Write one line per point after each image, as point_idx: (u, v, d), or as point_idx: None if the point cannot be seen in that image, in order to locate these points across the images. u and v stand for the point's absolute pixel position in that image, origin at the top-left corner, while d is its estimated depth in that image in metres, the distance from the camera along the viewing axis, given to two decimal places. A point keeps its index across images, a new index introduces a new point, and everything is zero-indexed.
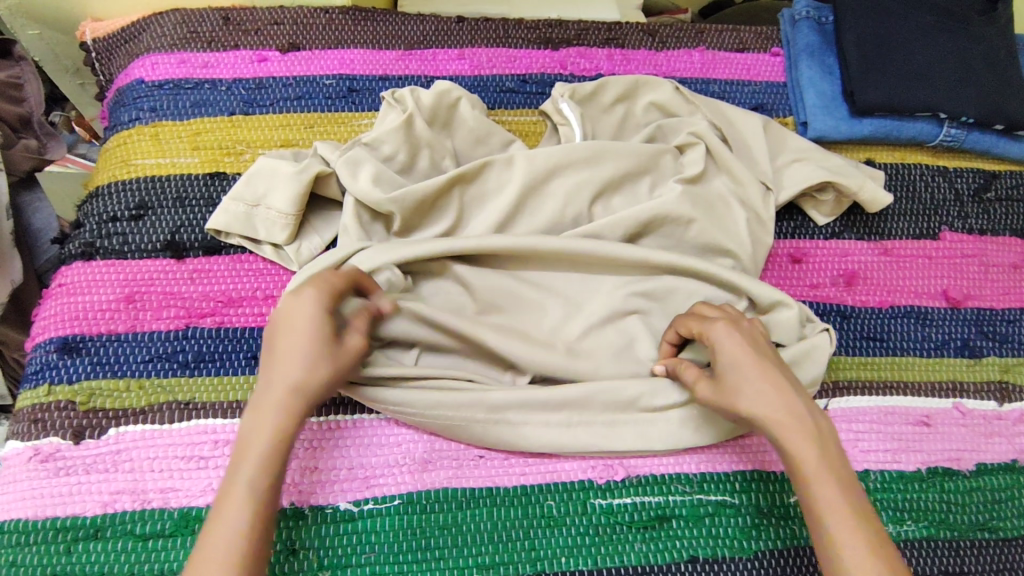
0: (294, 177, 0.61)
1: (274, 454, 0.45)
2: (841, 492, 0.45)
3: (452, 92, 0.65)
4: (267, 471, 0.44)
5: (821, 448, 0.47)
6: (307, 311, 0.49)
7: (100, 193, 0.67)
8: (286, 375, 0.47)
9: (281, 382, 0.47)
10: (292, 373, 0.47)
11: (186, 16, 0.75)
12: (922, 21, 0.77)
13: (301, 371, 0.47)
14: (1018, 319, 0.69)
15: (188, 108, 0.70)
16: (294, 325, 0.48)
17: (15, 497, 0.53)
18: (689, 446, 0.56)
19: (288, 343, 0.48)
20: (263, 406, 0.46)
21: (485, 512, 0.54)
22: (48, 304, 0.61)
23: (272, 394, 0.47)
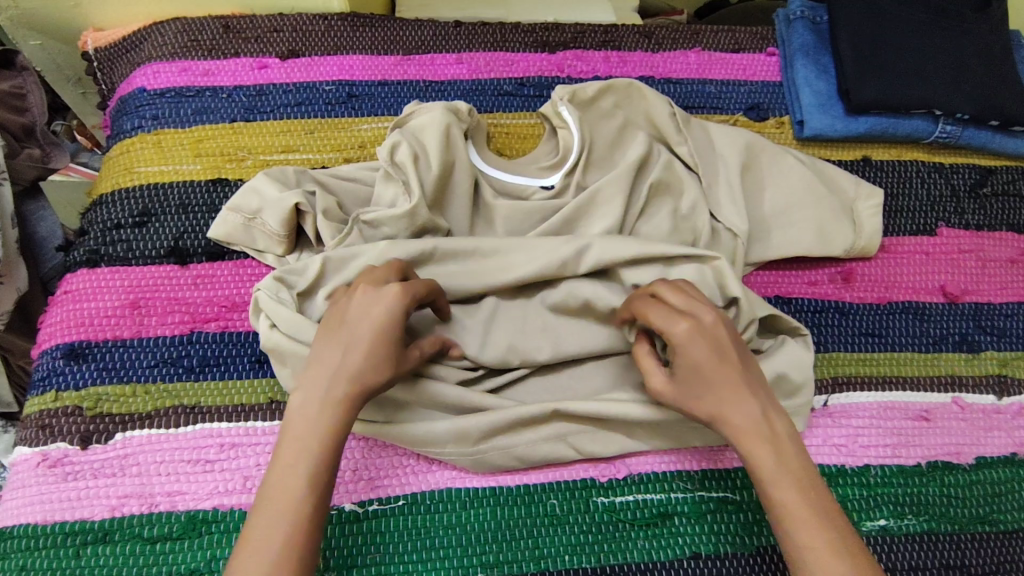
0: (278, 202, 0.61)
1: (328, 451, 0.47)
2: (798, 497, 0.46)
3: (455, 138, 0.64)
4: (323, 465, 0.46)
5: (778, 451, 0.48)
6: (382, 314, 0.49)
7: (104, 200, 0.67)
8: (349, 373, 0.48)
9: (343, 379, 0.48)
10: (354, 374, 0.48)
11: (186, 25, 0.75)
12: (915, 19, 0.78)
13: (359, 367, 0.48)
14: (1016, 313, 0.70)
15: (191, 115, 0.71)
16: (366, 321, 0.49)
17: (25, 502, 0.54)
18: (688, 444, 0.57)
19: (359, 336, 0.49)
20: (324, 400, 0.47)
21: (489, 511, 0.55)
22: (55, 311, 0.62)
23: (327, 387, 0.48)
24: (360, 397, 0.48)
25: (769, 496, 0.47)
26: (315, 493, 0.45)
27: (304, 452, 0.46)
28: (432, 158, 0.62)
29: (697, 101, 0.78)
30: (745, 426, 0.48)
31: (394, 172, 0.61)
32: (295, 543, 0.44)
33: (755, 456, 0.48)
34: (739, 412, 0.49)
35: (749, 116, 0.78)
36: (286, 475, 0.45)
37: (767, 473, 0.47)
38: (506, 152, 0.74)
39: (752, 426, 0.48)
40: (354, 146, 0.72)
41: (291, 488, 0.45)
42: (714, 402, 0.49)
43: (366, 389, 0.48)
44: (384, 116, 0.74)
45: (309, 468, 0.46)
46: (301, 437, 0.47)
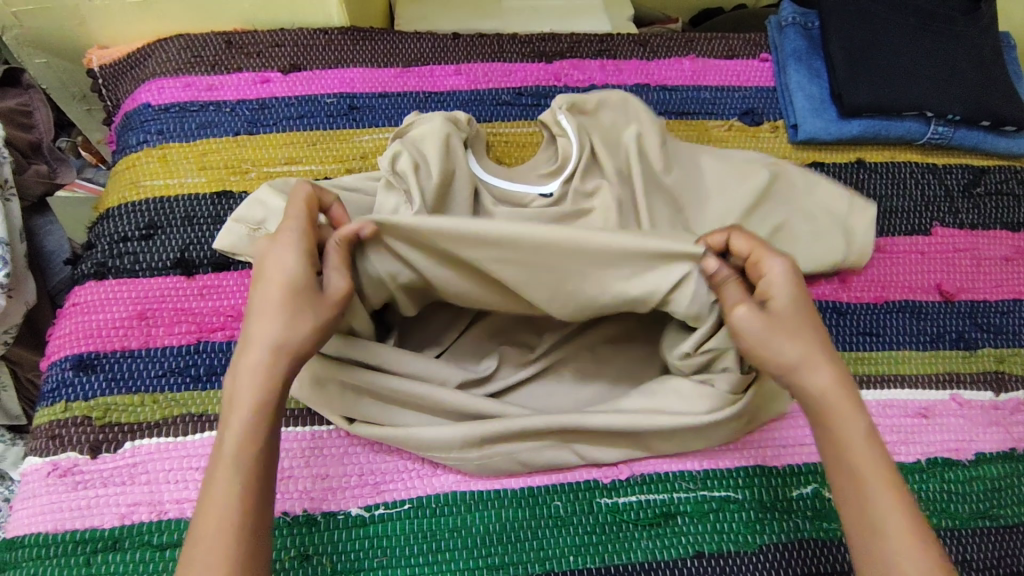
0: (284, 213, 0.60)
1: (257, 418, 0.45)
2: (881, 470, 0.46)
3: (457, 152, 0.64)
4: (254, 432, 0.45)
5: (867, 422, 0.47)
6: (286, 267, 0.48)
7: (110, 214, 0.69)
8: (268, 337, 0.46)
9: (263, 344, 0.46)
10: (272, 336, 0.46)
11: (189, 41, 0.77)
12: (905, 23, 0.79)
13: (272, 333, 0.46)
14: (1012, 310, 0.71)
15: (194, 129, 0.73)
16: (271, 282, 0.48)
17: (36, 512, 0.54)
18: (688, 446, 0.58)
19: (268, 300, 0.47)
20: (246, 367, 0.46)
21: (494, 514, 0.55)
22: (63, 323, 0.63)
23: (249, 358, 0.46)
24: (279, 363, 0.47)
25: (850, 462, 0.46)
26: (246, 460, 0.44)
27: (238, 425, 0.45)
28: (433, 168, 0.62)
29: (692, 107, 0.79)
30: (829, 390, 0.48)
31: (395, 182, 0.60)
32: (235, 516, 0.43)
33: (841, 423, 0.47)
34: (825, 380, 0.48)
35: (744, 121, 0.79)
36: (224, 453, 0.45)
37: (855, 441, 0.47)
38: (506, 160, 0.75)
39: (841, 393, 0.47)
40: (355, 157, 0.73)
41: (222, 464, 0.44)
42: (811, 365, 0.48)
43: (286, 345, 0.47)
44: (384, 127, 0.75)
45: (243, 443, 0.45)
46: (229, 413, 0.46)
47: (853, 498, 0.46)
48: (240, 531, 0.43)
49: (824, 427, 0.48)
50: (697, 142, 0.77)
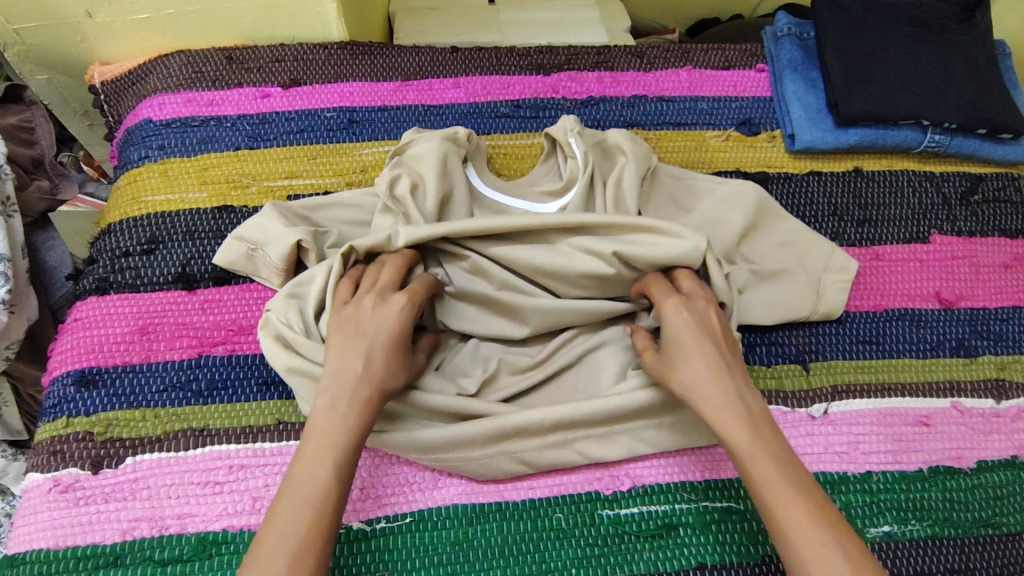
0: (281, 236, 0.62)
1: (352, 445, 0.49)
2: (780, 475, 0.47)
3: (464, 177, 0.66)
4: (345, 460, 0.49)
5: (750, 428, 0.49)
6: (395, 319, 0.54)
7: (112, 229, 0.69)
8: (371, 376, 0.51)
9: (366, 380, 0.51)
10: (375, 376, 0.51)
11: (190, 57, 0.78)
12: (900, 32, 0.80)
13: (378, 376, 0.51)
14: (1011, 317, 0.71)
15: (195, 144, 0.73)
16: (379, 328, 0.53)
17: (37, 528, 0.54)
18: (690, 445, 0.58)
19: (378, 346, 0.52)
20: (344, 399, 0.50)
21: (495, 526, 0.55)
22: (64, 339, 0.63)
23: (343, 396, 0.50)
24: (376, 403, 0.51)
25: (747, 470, 0.48)
26: (337, 483, 0.48)
27: (327, 451, 0.48)
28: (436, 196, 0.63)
29: (689, 118, 0.80)
30: (722, 401, 0.50)
31: (394, 207, 0.63)
32: (320, 534, 0.46)
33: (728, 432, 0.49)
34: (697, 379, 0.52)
35: (741, 131, 0.80)
36: (306, 477, 0.47)
37: (744, 447, 0.48)
38: (505, 171, 0.76)
39: (728, 408, 0.50)
40: (355, 171, 0.74)
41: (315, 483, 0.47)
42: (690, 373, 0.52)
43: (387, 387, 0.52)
44: (384, 140, 0.75)
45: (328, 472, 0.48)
46: (321, 439, 0.49)
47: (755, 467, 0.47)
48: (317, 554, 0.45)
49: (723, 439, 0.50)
50: (694, 152, 0.78)
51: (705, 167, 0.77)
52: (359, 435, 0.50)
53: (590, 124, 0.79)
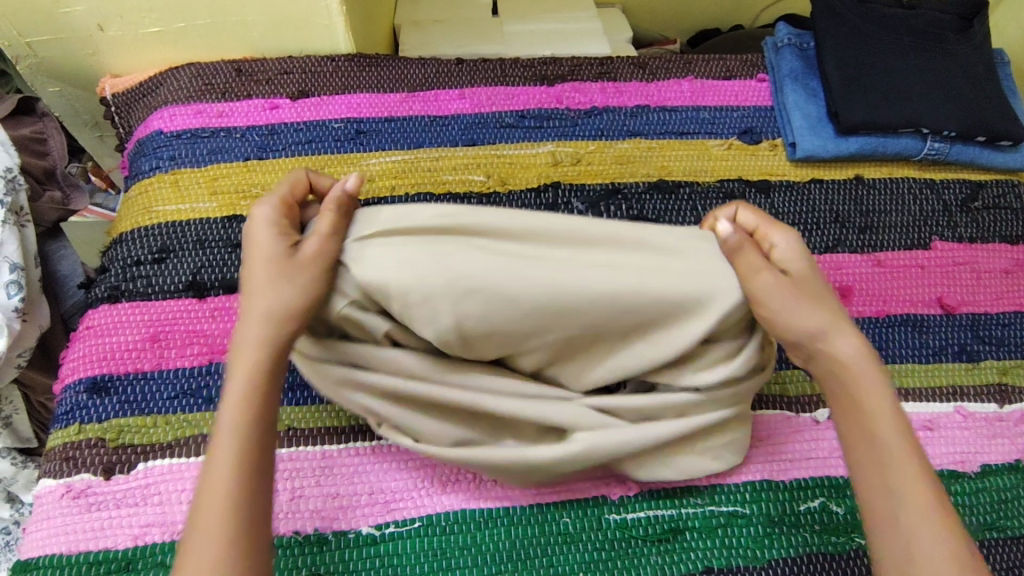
0: None
1: (264, 385, 0.48)
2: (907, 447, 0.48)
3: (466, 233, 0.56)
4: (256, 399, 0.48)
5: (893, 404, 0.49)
6: (272, 243, 0.50)
7: (123, 239, 0.70)
8: (265, 308, 0.48)
9: (261, 316, 0.48)
10: (271, 308, 0.48)
11: (200, 70, 0.79)
12: (899, 42, 0.81)
13: (272, 306, 0.48)
14: (1012, 322, 0.71)
15: (206, 155, 0.74)
16: (258, 251, 0.51)
17: (49, 534, 0.55)
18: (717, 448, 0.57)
19: (260, 277, 0.49)
20: (246, 340, 0.49)
21: (503, 531, 0.56)
22: (77, 347, 0.64)
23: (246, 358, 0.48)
24: (276, 334, 0.48)
25: (872, 435, 0.48)
26: (250, 424, 0.47)
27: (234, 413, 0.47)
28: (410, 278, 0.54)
29: (691, 127, 0.81)
30: (857, 364, 0.50)
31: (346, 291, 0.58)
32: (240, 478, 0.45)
33: (866, 399, 0.49)
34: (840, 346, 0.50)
35: (743, 140, 0.81)
36: (218, 444, 0.46)
37: (882, 415, 0.49)
38: (511, 180, 0.76)
39: (873, 373, 0.50)
40: (362, 180, 0.74)
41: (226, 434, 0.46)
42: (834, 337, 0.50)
43: (283, 313, 0.48)
44: (391, 150, 0.77)
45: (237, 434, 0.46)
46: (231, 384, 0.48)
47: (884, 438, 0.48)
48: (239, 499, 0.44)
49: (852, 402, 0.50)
50: (697, 160, 0.79)
51: (708, 176, 0.78)
52: (269, 372, 0.48)
53: (593, 134, 0.80)
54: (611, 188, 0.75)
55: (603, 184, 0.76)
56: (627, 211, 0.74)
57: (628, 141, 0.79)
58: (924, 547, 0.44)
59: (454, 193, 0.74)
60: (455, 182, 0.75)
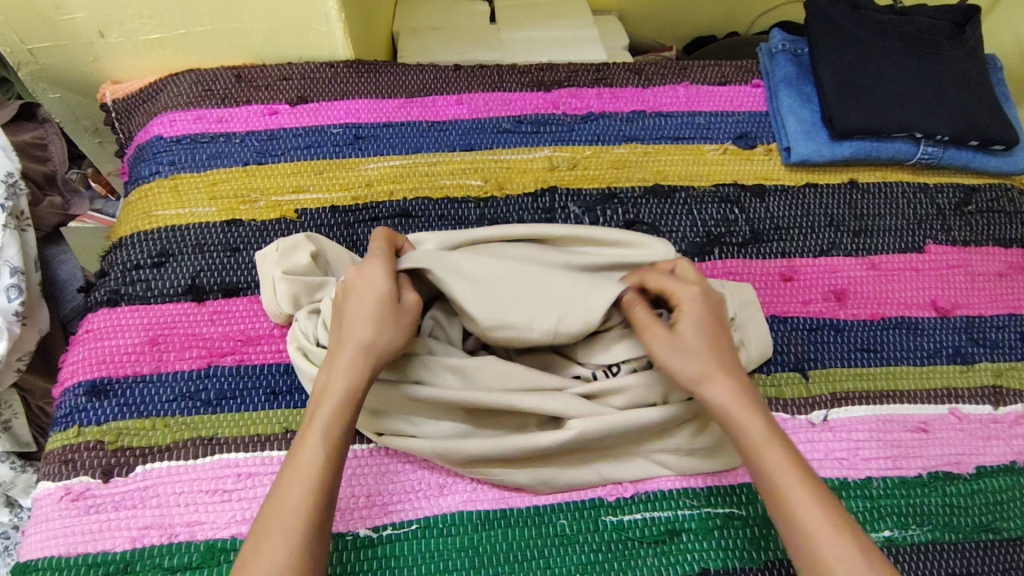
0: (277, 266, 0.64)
1: (343, 407, 0.49)
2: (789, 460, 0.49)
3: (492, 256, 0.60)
4: (340, 424, 0.49)
5: (766, 423, 0.51)
6: (376, 281, 0.53)
7: (123, 243, 0.71)
8: (359, 338, 0.51)
9: (353, 344, 0.51)
10: (362, 338, 0.51)
11: (200, 76, 0.80)
12: (891, 48, 0.82)
13: (364, 336, 0.51)
14: (1007, 324, 0.72)
15: (205, 160, 0.75)
16: (364, 293, 0.52)
17: (48, 536, 0.55)
18: (704, 460, 0.59)
19: (359, 311, 0.52)
20: (337, 362, 0.51)
21: (500, 533, 0.56)
22: (76, 350, 0.64)
23: (337, 379, 0.50)
24: (366, 364, 0.51)
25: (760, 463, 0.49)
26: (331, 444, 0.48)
27: (319, 417, 0.49)
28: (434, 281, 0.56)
29: (687, 132, 0.82)
30: (730, 399, 0.52)
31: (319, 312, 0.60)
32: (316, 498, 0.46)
33: (746, 425, 0.51)
34: (706, 378, 0.53)
35: (738, 144, 0.81)
36: (301, 457, 0.48)
37: (759, 439, 0.50)
38: (508, 185, 0.76)
39: (741, 398, 0.52)
40: (361, 185, 0.75)
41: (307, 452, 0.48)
42: (705, 371, 0.53)
43: (375, 349, 0.51)
44: (389, 155, 0.77)
45: (324, 452, 0.48)
46: (319, 403, 0.50)
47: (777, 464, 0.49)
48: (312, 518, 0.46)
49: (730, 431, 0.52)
50: (692, 165, 0.79)
51: (703, 180, 0.78)
52: (352, 394, 0.50)
53: (590, 139, 0.80)
54: (608, 192, 0.76)
55: (600, 188, 0.77)
56: (624, 216, 0.74)
57: (625, 147, 0.80)
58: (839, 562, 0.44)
59: (452, 198, 0.75)
60: (454, 187, 0.76)
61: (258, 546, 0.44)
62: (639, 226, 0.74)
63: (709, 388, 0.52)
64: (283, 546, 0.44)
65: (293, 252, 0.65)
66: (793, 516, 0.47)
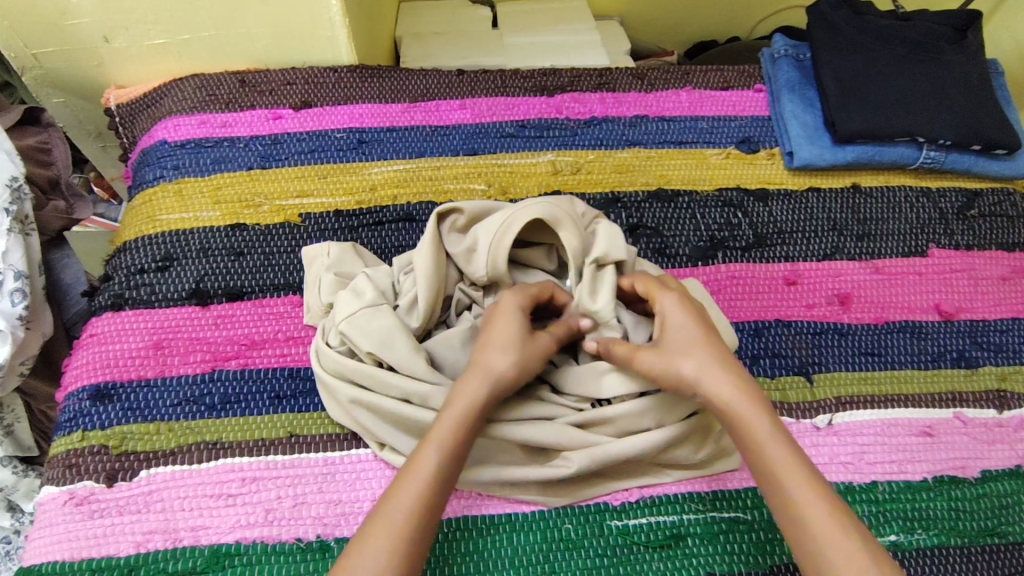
0: (328, 270, 0.66)
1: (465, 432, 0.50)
2: (805, 478, 0.47)
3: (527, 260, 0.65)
4: (457, 446, 0.49)
5: (771, 421, 0.50)
6: (511, 327, 0.54)
7: (127, 247, 0.71)
8: (493, 363, 0.52)
9: (485, 367, 0.52)
10: (497, 363, 0.52)
11: (204, 80, 0.80)
12: (893, 53, 0.82)
13: (501, 366, 0.52)
14: (1010, 329, 0.72)
15: (209, 164, 0.75)
16: (506, 329, 0.54)
17: (52, 540, 0.55)
18: (705, 472, 0.59)
19: (497, 341, 0.54)
20: (469, 383, 0.52)
21: (506, 538, 0.56)
22: (80, 354, 0.64)
23: (460, 402, 0.51)
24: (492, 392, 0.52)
25: (764, 459, 0.49)
26: (447, 466, 0.48)
27: (441, 436, 0.49)
28: (461, 254, 0.61)
29: (690, 137, 0.82)
30: (733, 397, 0.51)
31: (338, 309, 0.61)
32: (417, 514, 0.46)
33: (749, 423, 0.50)
34: (712, 381, 0.51)
35: (741, 149, 0.81)
36: (419, 462, 0.48)
37: (764, 436, 0.49)
38: (512, 189, 0.77)
39: (744, 394, 0.51)
40: (365, 190, 0.75)
41: (424, 466, 0.48)
42: (709, 377, 0.51)
43: (499, 377, 0.52)
44: (393, 160, 0.77)
45: (439, 461, 0.48)
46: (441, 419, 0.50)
47: (782, 463, 0.48)
48: (414, 533, 0.45)
49: (739, 437, 0.50)
50: (695, 169, 0.80)
51: (706, 185, 0.78)
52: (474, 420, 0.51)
53: (593, 144, 0.81)
54: (611, 196, 0.76)
55: (603, 193, 0.77)
56: (628, 220, 0.74)
57: (628, 151, 0.80)
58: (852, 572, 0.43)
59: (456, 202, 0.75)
60: (458, 191, 0.76)
61: (351, 549, 0.45)
62: (642, 230, 0.74)
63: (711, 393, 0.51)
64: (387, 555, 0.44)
65: (343, 260, 0.67)
66: (800, 515, 0.46)
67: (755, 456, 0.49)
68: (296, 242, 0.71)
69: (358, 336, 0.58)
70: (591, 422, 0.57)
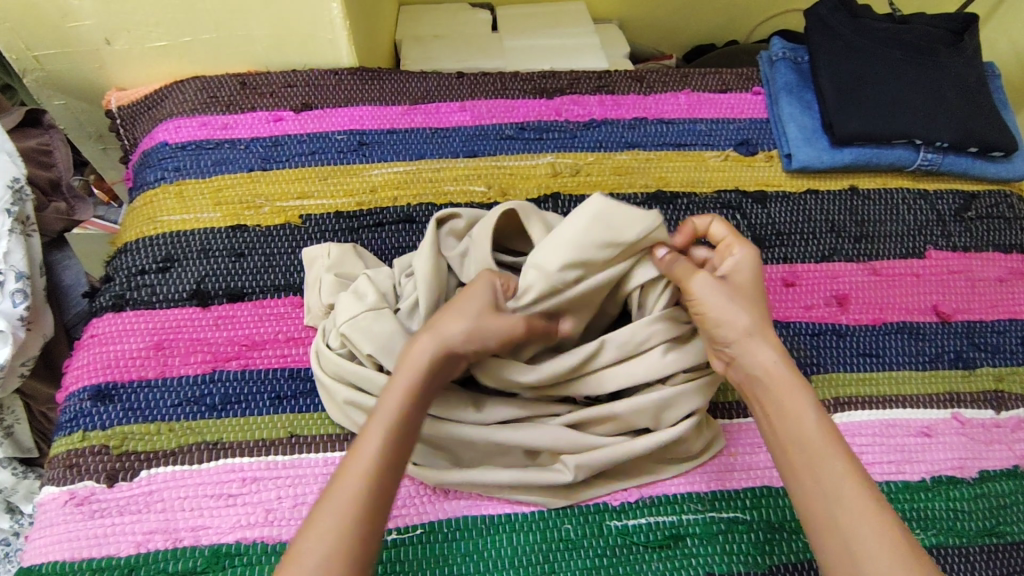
0: (329, 272, 0.67)
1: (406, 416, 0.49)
2: (838, 455, 0.47)
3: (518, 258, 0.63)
4: (396, 431, 0.48)
5: (812, 399, 0.50)
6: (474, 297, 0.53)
7: (128, 248, 0.71)
8: (435, 340, 0.51)
9: (427, 346, 0.51)
10: (439, 340, 0.51)
11: (204, 83, 0.80)
12: (890, 56, 0.82)
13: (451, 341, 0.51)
14: (1007, 330, 0.72)
15: (210, 166, 0.75)
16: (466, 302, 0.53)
17: (53, 540, 0.55)
18: (698, 468, 0.60)
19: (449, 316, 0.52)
20: (410, 364, 0.50)
21: (505, 538, 0.56)
22: (81, 355, 0.65)
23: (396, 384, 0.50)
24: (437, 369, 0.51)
25: (797, 432, 0.49)
26: (390, 451, 0.48)
27: (382, 421, 0.48)
28: (455, 257, 0.62)
29: (689, 139, 0.82)
30: (771, 370, 0.51)
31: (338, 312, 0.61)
32: (367, 504, 0.46)
33: (788, 398, 0.50)
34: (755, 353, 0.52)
35: (739, 151, 0.82)
36: (358, 452, 0.47)
37: (800, 411, 0.49)
38: (512, 190, 0.77)
39: (787, 370, 0.51)
40: (365, 191, 0.75)
41: (367, 456, 0.47)
42: (754, 347, 0.52)
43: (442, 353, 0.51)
44: (393, 161, 0.78)
45: (377, 447, 0.47)
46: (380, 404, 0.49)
47: (816, 439, 0.48)
48: (362, 522, 0.45)
49: (773, 405, 0.50)
50: (694, 172, 0.80)
51: (705, 187, 0.79)
52: (415, 402, 0.50)
53: (592, 146, 0.81)
54: (611, 197, 0.76)
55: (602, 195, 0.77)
56: None
57: (627, 153, 0.81)
58: (870, 550, 0.43)
59: (456, 203, 0.75)
60: (458, 193, 0.76)
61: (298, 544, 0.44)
62: None
63: (753, 364, 0.52)
64: (333, 547, 0.43)
65: (343, 261, 0.68)
66: (825, 489, 0.46)
67: (789, 429, 0.49)
68: (296, 243, 0.72)
69: (361, 337, 0.58)
70: (591, 422, 0.58)
